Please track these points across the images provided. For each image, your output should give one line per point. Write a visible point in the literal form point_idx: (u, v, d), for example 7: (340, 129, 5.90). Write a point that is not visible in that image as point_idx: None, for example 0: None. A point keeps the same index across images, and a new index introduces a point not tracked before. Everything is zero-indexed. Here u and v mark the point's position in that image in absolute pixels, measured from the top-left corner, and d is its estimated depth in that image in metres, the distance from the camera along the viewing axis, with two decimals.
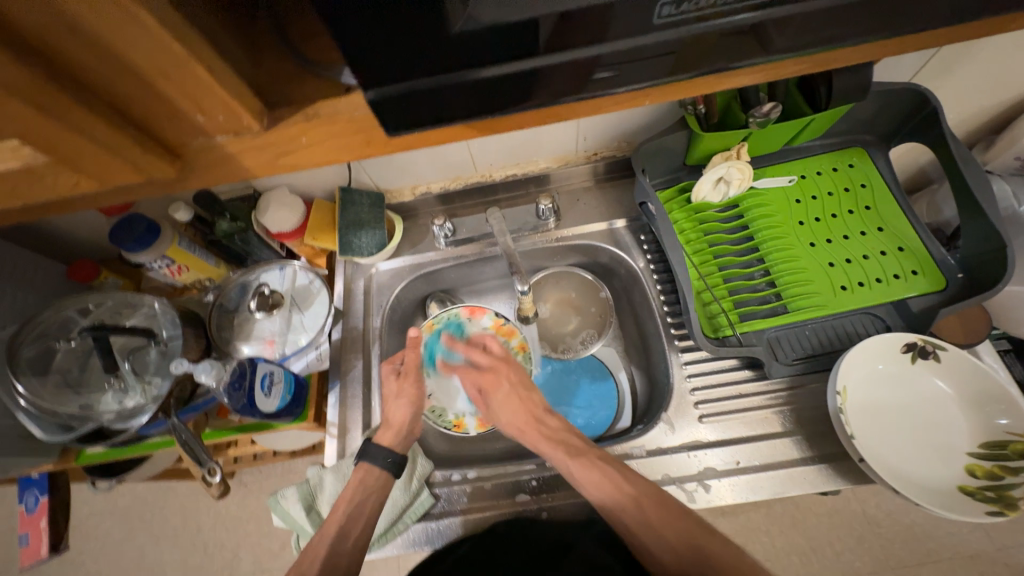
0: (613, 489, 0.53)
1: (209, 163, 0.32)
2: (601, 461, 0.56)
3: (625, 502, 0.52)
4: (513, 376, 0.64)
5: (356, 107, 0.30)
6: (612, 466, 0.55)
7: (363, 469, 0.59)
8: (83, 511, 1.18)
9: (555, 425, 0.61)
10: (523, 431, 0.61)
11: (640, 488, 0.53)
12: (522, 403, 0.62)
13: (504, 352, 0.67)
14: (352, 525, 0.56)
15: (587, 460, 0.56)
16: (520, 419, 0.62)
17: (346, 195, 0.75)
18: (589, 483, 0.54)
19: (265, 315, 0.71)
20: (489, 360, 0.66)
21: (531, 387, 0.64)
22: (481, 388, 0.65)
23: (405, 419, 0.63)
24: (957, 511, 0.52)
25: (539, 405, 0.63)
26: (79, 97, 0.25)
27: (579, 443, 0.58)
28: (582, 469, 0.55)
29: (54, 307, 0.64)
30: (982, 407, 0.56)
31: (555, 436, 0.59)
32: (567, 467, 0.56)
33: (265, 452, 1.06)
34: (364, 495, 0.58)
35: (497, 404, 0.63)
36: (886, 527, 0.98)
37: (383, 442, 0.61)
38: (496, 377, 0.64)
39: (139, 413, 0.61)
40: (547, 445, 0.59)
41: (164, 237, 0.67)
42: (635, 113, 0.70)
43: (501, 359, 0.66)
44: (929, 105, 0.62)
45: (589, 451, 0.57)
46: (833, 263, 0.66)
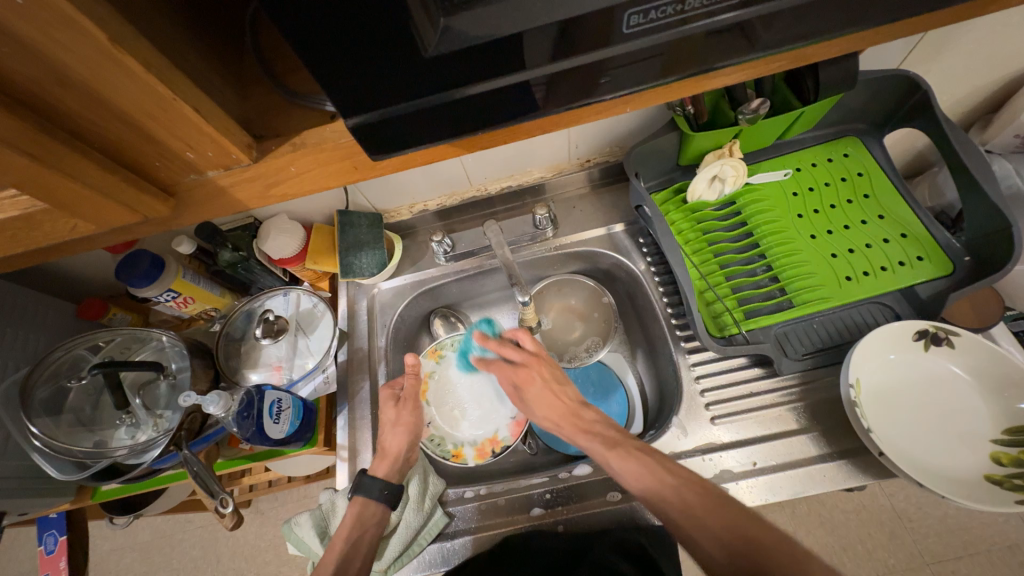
0: (655, 480, 0.50)
1: (202, 199, 0.33)
2: (639, 451, 0.53)
3: (665, 492, 0.49)
4: (546, 373, 0.63)
5: (340, 134, 0.31)
6: (651, 456, 0.53)
7: (359, 504, 0.59)
8: (102, 548, 1.18)
9: (593, 418, 0.60)
10: (559, 425, 0.61)
11: (682, 481, 0.50)
12: (558, 399, 0.62)
13: (536, 347, 0.66)
14: (350, 562, 0.56)
15: (624, 450, 0.54)
16: (557, 414, 0.61)
17: (344, 219, 0.76)
18: (628, 474, 0.52)
19: (272, 342, 0.72)
20: (522, 356, 0.64)
21: (564, 383, 0.63)
22: (515, 382, 0.64)
23: (400, 450, 0.63)
24: (985, 502, 0.50)
25: (574, 400, 0.62)
26: (72, 145, 0.26)
27: (617, 434, 0.56)
28: (618, 459, 0.54)
29: (65, 347, 0.65)
30: (1002, 392, 0.54)
31: (595, 432, 0.58)
32: (605, 459, 0.55)
33: (280, 479, 1.06)
34: (361, 531, 0.58)
35: (534, 399, 0.62)
36: (917, 521, 0.95)
37: (377, 475, 0.61)
38: (529, 373, 0.63)
39: (151, 447, 0.61)
40: (587, 439, 0.58)
41: (169, 271, 0.68)
42: (625, 117, 0.70)
43: (534, 355, 0.65)
44: (919, 90, 0.62)
45: (627, 443, 0.55)
46: (836, 254, 0.65)
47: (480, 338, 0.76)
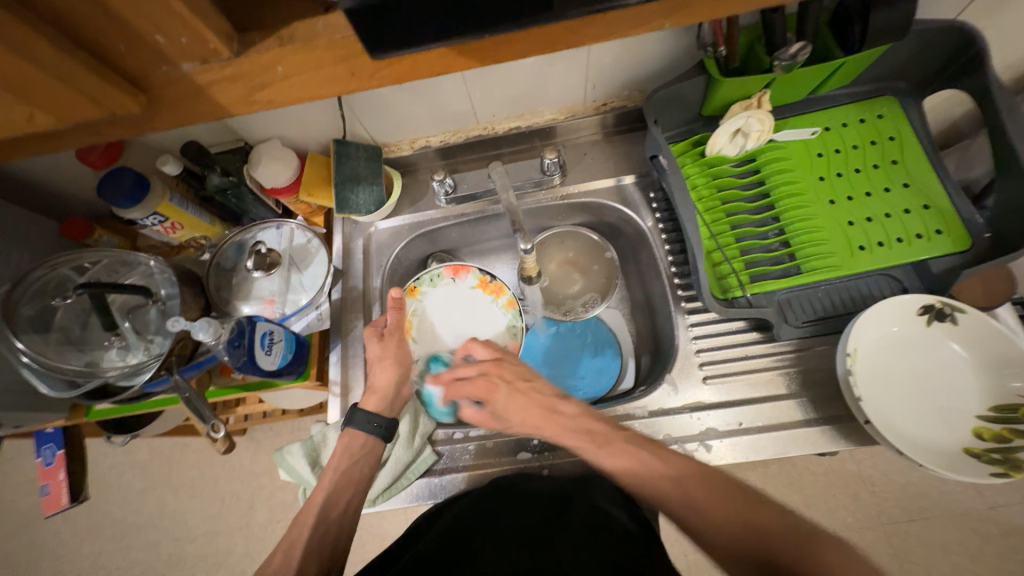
0: (650, 471, 0.49)
1: (175, 97, 0.34)
2: (629, 445, 0.52)
3: (662, 482, 0.48)
4: (508, 374, 0.61)
5: (336, 30, 0.32)
6: (641, 447, 0.52)
7: (349, 436, 0.60)
8: (103, 463, 1.23)
9: (573, 412, 0.57)
10: (540, 428, 0.57)
11: (680, 469, 0.48)
12: (528, 399, 0.59)
13: (491, 353, 0.65)
14: (340, 494, 0.57)
15: (615, 446, 0.52)
16: (533, 414, 0.58)
17: (341, 148, 0.70)
18: (625, 470, 0.50)
19: (264, 274, 0.70)
20: (477, 367, 0.63)
21: (530, 378, 0.61)
22: (479, 398, 0.61)
23: (389, 384, 0.62)
24: (960, 472, 0.51)
25: (550, 395, 0.59)
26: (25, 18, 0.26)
27: (604, 427, 0.54)
28: (609, 457, 0.52)
29: (46, 265, 0.63)
30: (998, 370, 0.54)
31: (578, 426, 0.55)
32: (597, 458, 0.52)
33: (274, 410, 1.08)
34: (352, 462, 0.59)
35: (505, 407, 0.59)
36: (881, 486, 1.00)
37: (368, 408, 0.61)
38: (488, 380, 0.61)
39: (142, 370, 0.61)
40: (573, 436, 0.55)
41: (154, 193, 0.64)
42: (648, 56, 0.65)
43: (491, 360, 0.63)
44: (976, 46, 0.56)
45: (615, 435, 0.53)
46: (852, 221, 0.62)
47: (463, 271, 0.74)
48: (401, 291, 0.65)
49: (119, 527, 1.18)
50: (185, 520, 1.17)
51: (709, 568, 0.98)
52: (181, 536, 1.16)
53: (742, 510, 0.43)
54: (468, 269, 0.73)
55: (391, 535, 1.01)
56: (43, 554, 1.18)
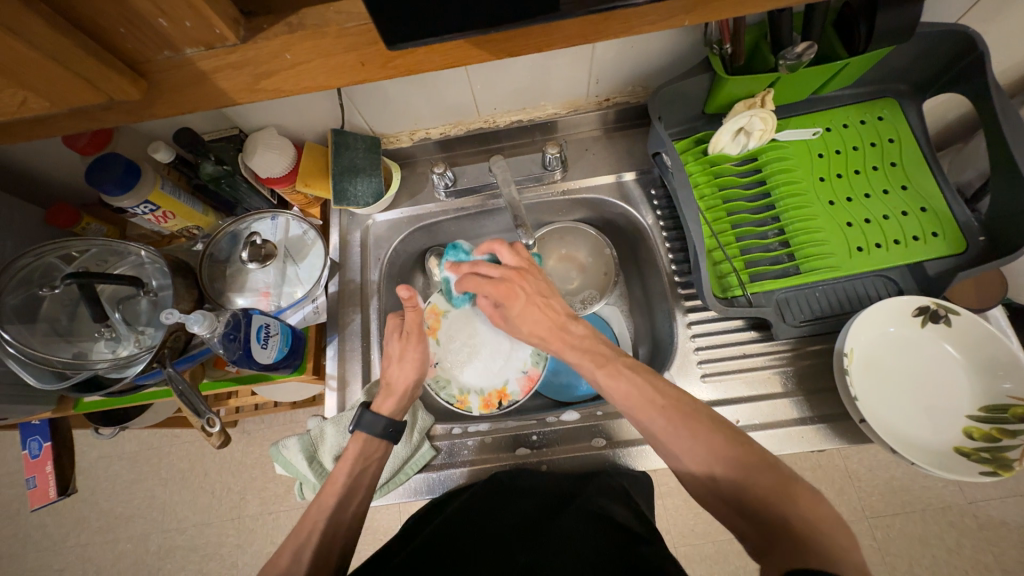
0: (644, 404, 0.49)
1: (176, 82, 0.33)
2: (628, 370, 0.52)
3: (653, 413, 0.48)
4: (530, 287, 0.59)
5: (345, 19, 0.31)
6: (645, 376, 0.51)
7: (361, 440, 0.57)
8: (91, 455, 1.21)
9: (582, 332, 0.56)
10: (546, 341, 0.58)
11: (672, 402, 0.48)
12: (544, 312, 0.58)
13: (517, 261, 0.62)
14: (351, 498, 0.55)
15: (613, 368, 0.52)
16: (543, 326, 0.58)
17: (339, 139, 0.69)
18: (618, 393, 0.51)
19: (259, 266, 0.68)
20: (502, 272, 0.61)
21: (551, 295, 0.59)
22: (499, 299, 0.60)
23: (407, 386, 0.61)
24: (950, 471, 0.52)
25: (562, 313, 0.58)
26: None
27: (608, 351, 0.54)
28: (609, 378, 0.52)
29: (33, 253, 0.61)
30: (987, 372, 0.55)
31: (581, 346, 0.55)
32: (595, 377, 0.53)
33: (267, 403, 1.07)
34: (363, 467, 0.57)
35: (517, 316, 0.59)
36: (866, 480, 1.02)
37: (381, 411, 0.59)
38: (510, 287, 0.59)
39: (133, 362, 0.59)
40: (575, 352, 0.55)
41: (146, 179, 0.62)
42: (653, 53, 0.64)
43: (515, 270, 0.60)
44: (975, 50, 0.57)
45: (616, 359, 0.53)
46: (851, 222, 0.63)
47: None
48: (411, 289, 0.58)
49: (107, 518, 1.16)
50: (175, 511, 1.16)
51: (698, 559, 1.00)
52: (171, 527, 1.15)
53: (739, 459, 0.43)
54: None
55: (383, 527, 1.01)
56: (29, 545, 1.16)
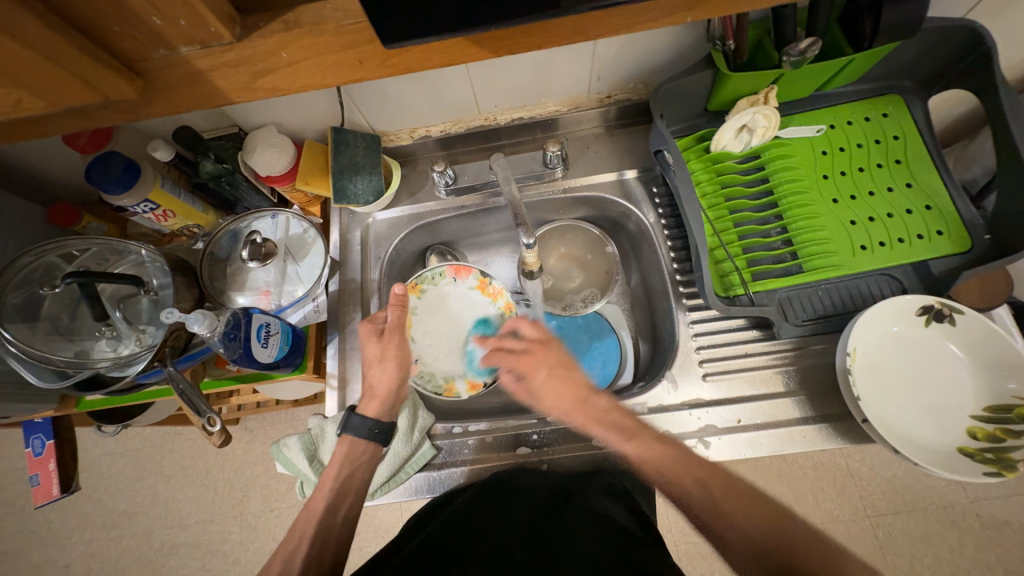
0: (677, 474, 0.49)
1: (172, 80, 0.32)
2: (659, 440, 0.52)
3: (688, 482, 0.48)
4: (551, 358, 0.59)
5: (342, 16, 0.31)
6: (671, 445, 0.51)
7: (348, 442, 0.58)
8: (94, 453, 1.21)
9: (605, 404, 0.56)
10: (570, 415, 0.57)
11: (704, 468, 0.48)
12: (565, 383, 0.58)
13: (539, 334, 0.62)
14: (342, 499, 0.55)
15: (641, 440, 0.52)
16: (566, 399, 0.57)
17: (338, 136, 0.69)
18: (651, 463, 0.50)
19: (259, 265, 0.68)
20: (524, 344, 0.61)
21: (572, 366, 0.59)
22: (521, 373, 0.60)
23: (390, 387, 0.60)
24: (953, 471, 0.52)
25: (584, 386, 0.58)
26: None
27: (632, 421, 0.54)
28: (639, 450, 0.51)
29: (34, 252, 0.61)
30: (992, 371, 0.55)
31: (607, 419, 0.55)
32: (624, 450, 0.52)
33: (268, 401, 1.07)
34: (351, 469, 0.57)
35: (539, 387, 0.58)
36: (868, 480, 1.02)
37: (367, 413, 0.59)
38: (533, 358, 0.59)
39: (135, 361, 0.59)
40: (600, 427, 0.55)
41: (145, 178, 0.62)
42: (654, 49, 0.64)
43: (537, 340, 0.61)
44: (982, 46, 0.56)
45: (643, 432, 0.53)
46: (855, 221, 0.62)
47: (464, 271, 0.73)
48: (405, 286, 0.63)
49: (111, 515, 1.17)
50: (178, 508, 1.16)
51: (699, 557, 1.00)
52: (174, 524, 1.15)
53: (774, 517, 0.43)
54: (470, 270, 0.72)
55: (385, 525, 1.02)
56: (33, 542, 1.17)
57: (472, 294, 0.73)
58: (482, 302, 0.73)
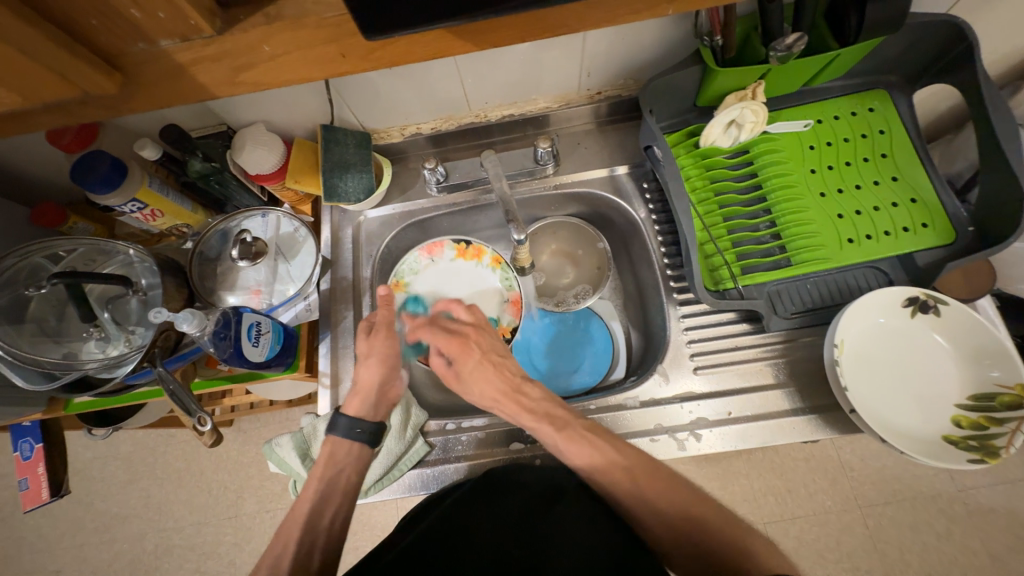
0: (608, 466, 0.52)
1: (153, 74, 0.32)
2: (590, 434, 0.54)
3: (614, 473, 0.51)
4: (484, 344, 0.62)
5: (325, 9, 0.31)
6: (600, 436, 0.54)
7: (332, 443, 0.57)
8: (85, 456, 1.20)
9: (537, 396, 0.58)
10: (498, 403, 0.58)
11: (639, 464, 0.52)
12: (497, 372, 0.59)
13: (473, 320, 0.65)
14: (325, 505, 0.55)
15: (573, 432, 0.54)
16: (497, 388, 0.58)
17: (329, 134, 0.68)
18: (576, 453, 0.53)
19: (250, 264, 0.67)
20: (458, 327, 0.63)
21: (503, 355, 0.61)
22: (451, 356, 0.61)
23: (372, 385, 0.59)
24: (938, 458, 0.53)
25: (515, 375, 0.59)
26: None
27: (565, 414, 0.56)
28: (569, 441, 0.53)
29: (19, 253, 0.60)
30: (975, 361, 0.56)
31: (539, 408, 0.56)
32: (553, 441, 0.54)
33: (262, 401, 1.06)
34: (336, 470, 0.56)
35: (470, 374, 0.59)
36: (858, 471, 1.03)
37: (349, 411, 0.58)
38: (463, 343, 0.61)
39: (124, 362, 0.59)
40: (530, 416, 0.56)
41: (132, 178, 0.62)
42: (642, 45, 0.64)
43: (472, 326, 0.63)
44: (965, 40, 0.57)
45: (576, 424, 0.55)
46: (842, 214, 0.63)
47: (437, 248, 0.76)
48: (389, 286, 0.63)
49: (103, 519, 1.16)
50: (171, 511, 1.15)
51: None
52: (168, 527, 1.15)
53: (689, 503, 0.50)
54: (443, 245, 0.76)
55: (380, 524, 1.02)
56: (24, 547, 1.16)
57: (455, 264, 0.77)
58: (469, 268, 0.76)
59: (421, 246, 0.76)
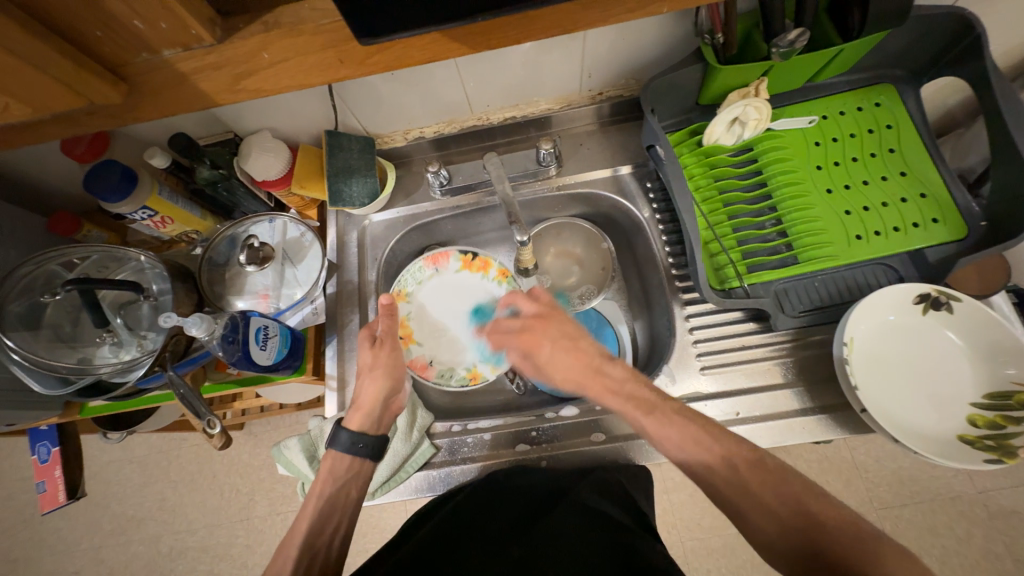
0: (697, 450, 0.46)
1: (156, 85, 0.33)
2: (680, 416, 0.48)
3: (705, 458, 0.45)
4: (554, 331, 0.57)
5: (321, 16, 0.32)
6: (695, 420, 0.47)
7: (331, 459, 0.57)
8: (101, 460, 1.22)
9: (620, 374, 0.53)
10: (584, 386, 0.54)
11: (728, 447, 0.45)
12: (573, 356, 0.55)
13: (537, 305, 0.59)
14: (327, 522, 0.54)
15: (661, 415, 0.48)
16: (577, 371, 0.54)
17: (333, 140, 0.70)
18: (670, 441, 0.47)
19: (257, 269, 0.69)
20: (522, 321, 0.59)
21: (578, 337, 0.56)
22: (524, 350, 0.58)
23: (374, 400, 0.59)
24: (953, 459, 0.52)
25: (595, 355, 0.55)
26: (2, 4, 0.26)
27: (652, 396, 0.50)
28: (658, 427, 0.48)
29: (35, 261, 0.61)
30: (990, 358, 0.55)
31: (623, 391, 0.51)
32: (642, 425, 0.49)
33: (272, 405, 1.08)
34: (338, 486, 0.56)
35: (548, 361, 0.56)
36: (873, 472, 1.01)
37: (351, 426, 0.59)
38: (534, 335, 0.57)
39: (136, 366, 0.60)
40: (616, 399, 0.51)
41: (143, 186, 0.63)
42: (644, 44, 0.64)
43: (535, 316, 0.58)
44: (973, 31, 0.55)
45: (662, 405, 0.49)
46: (850, 211, 0.62)
47: (442, 258, 0.74)
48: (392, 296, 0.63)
49: (119, 522, 1.18)
50: (185, 514, 1.17)
51: (704, 554, 1.00)
52: (181, 530, 1.16)
53: (795, 495, 0.41)
54: (447, 255, 0.74)
55: (390, 527, 1.02)
56: (43, 550, 1.18)
57: (461, 275, 0.74)
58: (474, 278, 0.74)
59: (425, 256, 0.74)
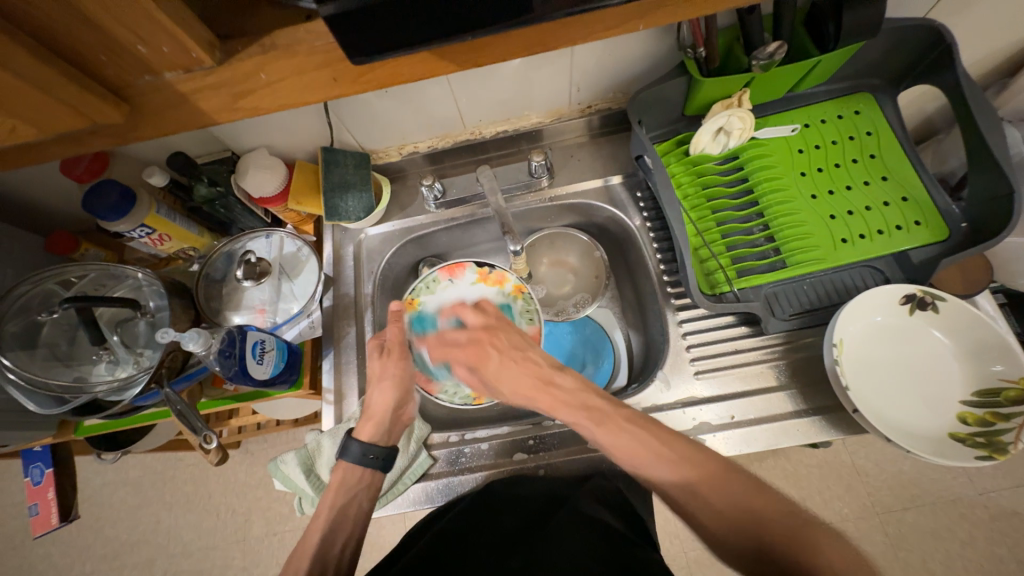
0: (648, 457, 0.46)
1: (158, 105, 0.34)
2: (627, 423, 0.49)
3: (661, 464, 0.45)
4: (499, 344, 0.60)
5: (317, 37, 0.33)
6: (639, 424, 0.49)
7: (343, 470, 0.57)
8: (95, 482, 1.20)
9: (570, 385, 0.54)
10: (534, 399, 0.56)
11: (681, 451, 0.45)
12: (521, 368, 0.57)
13: (483, 319, 0.64)
14: (339, 531, 0.54)
15: (610, 423, 0.50)
16: (524, 384, 0.57)
17: (329, 156, 0.71)
18: (620, 448, 0.48)
19: (254, 284, 0.70)
20: (468, 334, 0.63)
21: (525, 349, 0.59)
22: (472, 364, 0.61)
23: (386, 408, 0.60)
24: (946, 457, 0.52)
25: (544, 367, 0.57)
26: (13, 31, 0.27)
27: (605, 403, 0.52)
28: (609, 434, 0.49)
29: (32, 280, 0.62)
30: (977, 356, 0.56)
31: (573, 401, 0.53)
32: (593, 433, 0.50)
33: (269, 422, 1.07)
34: (348, 498, 0.56)
35: (495, 375, 0.59)
36: (874, 476, 1.01)
37: (362, 436, 0.59)
38: (480, 347, 0.61)
39: (131, 385, 0.60)
40: (566, 409, 0.53)
41: (141, 204, 0.64)
42: (629, 59, 0.66)
43: (481, 328, 0.62)
44: (943, 41, 0.58)
45: (613, 413, 0.50)
46: (834, 215, 0.64)
47: (459, 270, 0.74)
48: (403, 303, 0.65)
49: (112, 545, 1.16)
50: (180, 535, 1.15)
51: (708, 564, 0.98)
52: (176, 552, 1.14)
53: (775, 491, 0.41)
54: (465, 267, 0.73)
55: (389, 544, 1.00)
56: None
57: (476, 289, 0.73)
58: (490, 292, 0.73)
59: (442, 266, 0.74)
